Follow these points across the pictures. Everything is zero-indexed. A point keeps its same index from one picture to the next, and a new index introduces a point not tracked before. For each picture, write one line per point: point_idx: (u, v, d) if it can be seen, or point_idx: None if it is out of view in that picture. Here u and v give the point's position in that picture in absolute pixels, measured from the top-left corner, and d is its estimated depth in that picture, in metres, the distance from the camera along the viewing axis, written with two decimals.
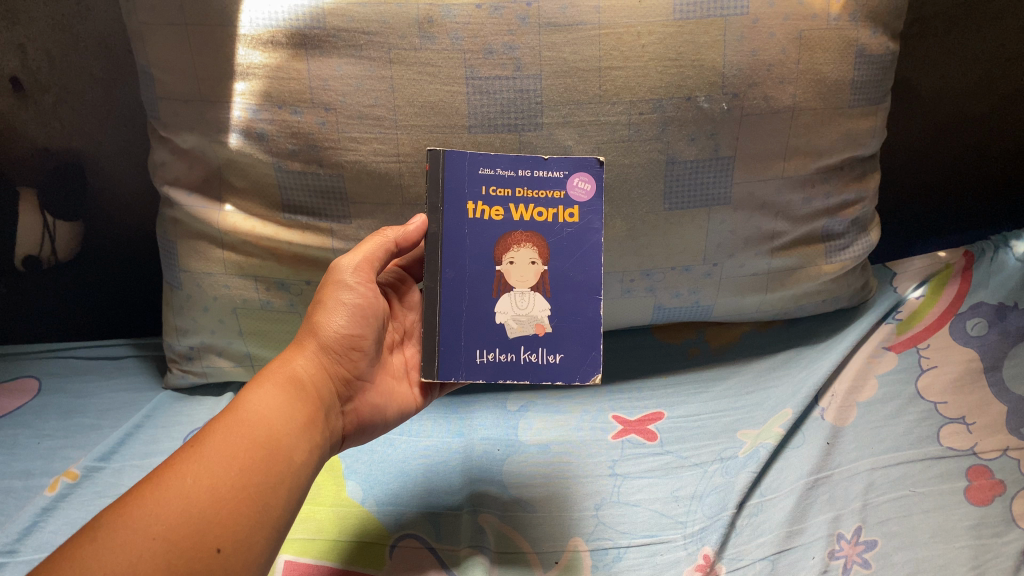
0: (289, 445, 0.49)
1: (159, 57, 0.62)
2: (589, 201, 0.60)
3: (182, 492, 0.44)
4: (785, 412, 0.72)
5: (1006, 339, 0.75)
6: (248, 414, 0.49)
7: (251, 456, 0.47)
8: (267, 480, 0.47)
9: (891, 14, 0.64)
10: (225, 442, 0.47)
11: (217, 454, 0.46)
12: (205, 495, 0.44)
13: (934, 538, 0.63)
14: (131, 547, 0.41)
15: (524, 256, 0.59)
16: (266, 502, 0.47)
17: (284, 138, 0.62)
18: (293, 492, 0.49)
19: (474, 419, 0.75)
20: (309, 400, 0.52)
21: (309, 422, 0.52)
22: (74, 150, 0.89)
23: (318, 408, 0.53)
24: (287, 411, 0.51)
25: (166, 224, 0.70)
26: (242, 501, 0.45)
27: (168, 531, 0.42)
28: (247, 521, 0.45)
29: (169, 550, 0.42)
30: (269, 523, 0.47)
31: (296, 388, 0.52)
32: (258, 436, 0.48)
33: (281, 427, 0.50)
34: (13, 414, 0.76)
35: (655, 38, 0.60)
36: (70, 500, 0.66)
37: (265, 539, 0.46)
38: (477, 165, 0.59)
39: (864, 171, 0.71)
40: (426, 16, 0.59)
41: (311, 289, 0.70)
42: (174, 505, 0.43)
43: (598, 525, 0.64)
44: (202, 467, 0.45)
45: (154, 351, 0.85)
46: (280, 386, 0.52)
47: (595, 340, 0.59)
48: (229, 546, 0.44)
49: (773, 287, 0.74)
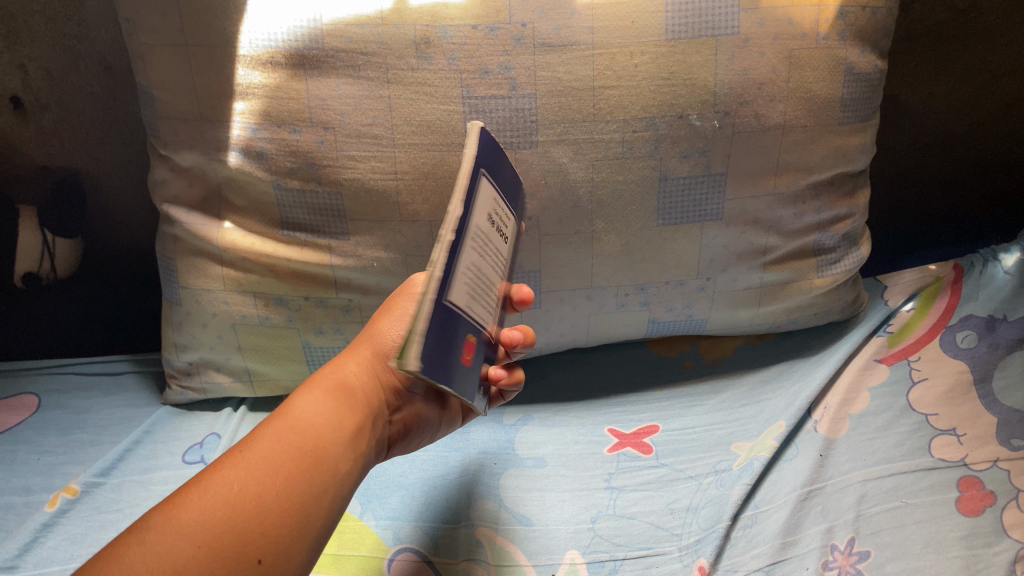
0: (334, 454, 0.49)
1: (161, 77, 0.63)
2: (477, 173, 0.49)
3: (227, 498, 0.44)
4: (779, 424, 0.73)
5: (995, 351, 0.76)
6: (297, 421, 0.49)
7: (296, 464, 0.47)
8: (311, 489, 0.47)
9: (878, 32, 0.65)
10: (272, 450, 0.47)
11: (262, 462, 0.46)
12: (250, 503, 0.44)
13: (927, 549, 0.63)
14: (176, 553, 0.40)
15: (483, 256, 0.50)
16: (309, 512, 0.46)
17: (284, 156, 0.63)
18: (335, 502, 0.48)
19: (471, 433, 0.76)
20: (359, 408, 0.53)
21: (357, 430, 0.52)
22: (75, 167, 0.91)
23: (367, 415, 0.54)
24: (336, 418, 0.51)
25: (167, 241, 0.71)
26: (286, 510, 0.45)
27: (213, 538, 0.42)
28: (290, 532, 0.45)
29: (213, 557, 0.41)
30: (310, 534, 0.46)
31: (349, 396, 0.53)
32: (304, 445, 0.48)
33: (329, 435, 0.50)
34: (13, 430, 0.76)
35: (648, 58, 0.61)
36: (70, 516, 0.66)
37: (305, 551, 0.45)
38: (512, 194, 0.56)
39: (854, 186, 0.72)
40: (423, 36, 0.60)
41: (309, 305, 0.70)
42: (219, 511, 0.43)
43: (594, 538, 0.65)
44: (247, 474, 0.45)
45: (153, 366, 0.86)
46: (334, 393, 0.53)
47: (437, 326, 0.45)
48: (270, 557, 0.43)
49: (766, 300, 0.75)
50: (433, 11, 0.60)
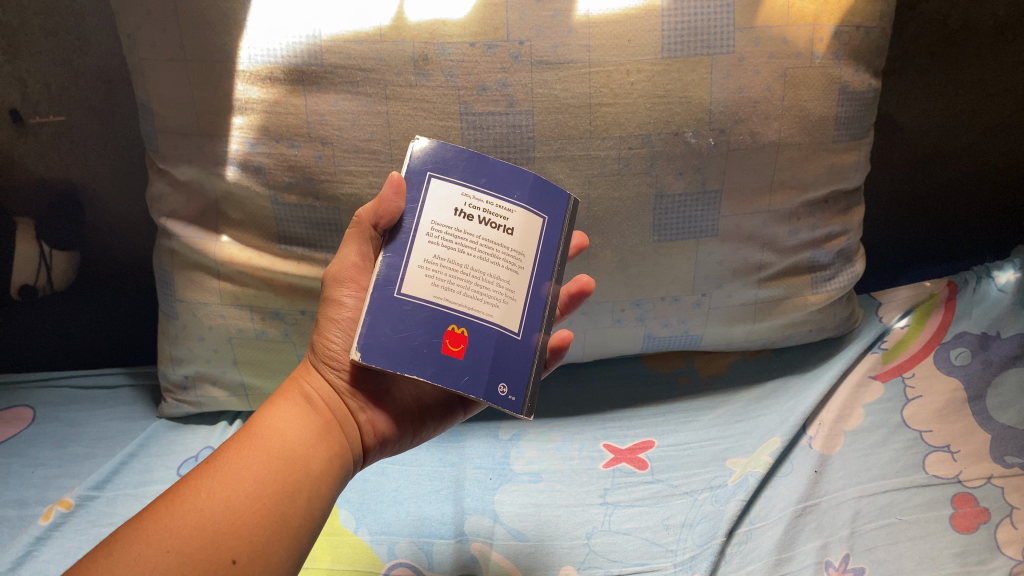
0: (306, 455, 0.49)
1: (160, 92, 0.63)
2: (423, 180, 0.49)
3: (196, 505, 0.44)
4: (774, 440, 0.73)
5: (989, 368, 0.76)
6: (260, 429, 0.49)
7: (267, 466, 0.47)
8: (285, 488, 0.47)
9: (872, 51, 0.66)
10: (239, 455, 0.47)
11: (231, 466, 0.46)
12: (219, 508, 0.45)
13: (921, 566, 0.63)
14: (145, 560, 0.42)
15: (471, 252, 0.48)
16: (283, 511, 0.46)
17: (282, 171, 0.63)
18: (317, 499, 0.48)
19: (467, 447, 0.76)
20: (313, 412, 0.51)
21: (323, 435, 0.50)
22: (74, 182, 0.90)
23: (332, 420, 0.52)
24: (293, 428, 0.50)
25: (163, 254, 0.71)
26: (258, 512, 0.45)
27: (182, 544, 0.43)
28: (265, 532, 0.45)
29: (184, 563, 0.42)
30: (290, 532, 0.46)
31: (308, 404, 0.51)
32: (273, 448, 0.48)
33: (293, 438, 0.49)
34: (7, 442, 0.76)
35: (644, 76, 0.62)
36: (63, 530, 0.66)
37: (286, 549, 0.46)
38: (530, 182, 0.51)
39: (848, 204, 0.73)
40: (421, 53, 0.60)
41: (306, 319, 0.70)
42: (188, 518, 0.44)
43: (589, 554, 0.65)
44: (216, 481, 0.46)
45: (148, 379, 0.86)
46: (294, 402, 0.51)
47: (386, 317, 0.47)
48: (246, 557, 0.44)
49: (761, 316, 0.75)
50: (432, 28, 0.60)
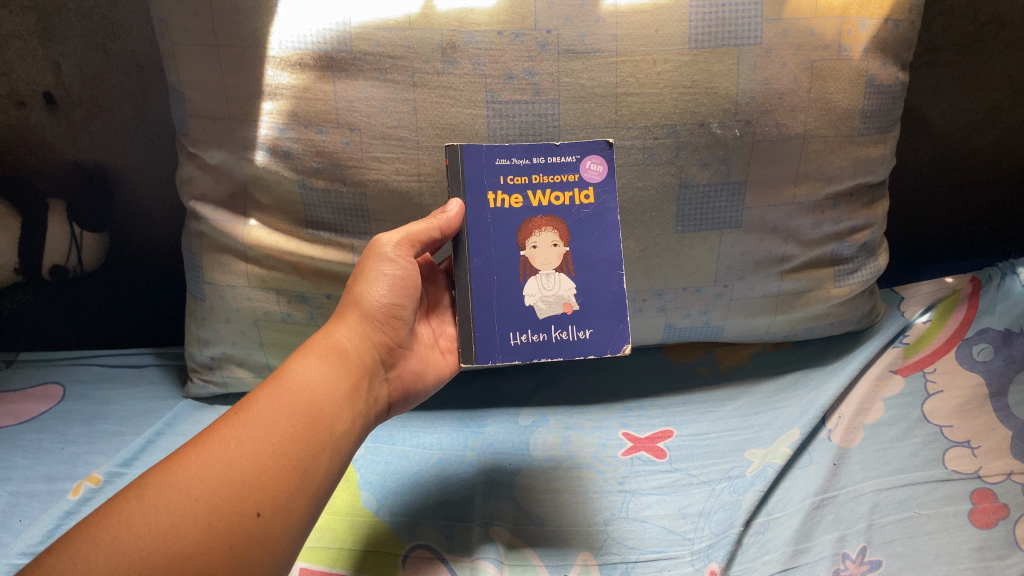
0: (331, 414, 0.50)
1: (191, 76, 0.64)
2: (603, 181, 0.62)
3: (225, 456, 0.45)
4: (793, 432, 0.73)
5: (1011, 365, 0.76)
6: (292, 382, 0.50)
7: (294, 424, 0.48)
8: (310, 446, 0.48)
9: (902, 45, 0.66)
10: (269, 409, 0.48)
11: (260, 421, 0.47)
12: (247, 461, 0.45)
13: (939, 560, 0.64)
14: (174, 506, 0.42)
15: (546, 240, 0.62)
16: (307, 468, 0.47)
17: (310, 156, 0.64)
18: (334, 461, 0.50)
19: (488, 430, 0.77)
20: (354, 369, 0.54)
21: (352, 392, 0.53)
22: (102, 162, 0.92)
23: (360, 377, 0.54)
24: (334, 380, 0.52)
25: (192, 237, 0.72)
26: (283, 469, 0.46)
27: (211, 493, 0.43)
28: (288, 488, 0.46)
29: (211, 511, 0.43)
30: (309, 490, 0.48)
31: (341, 358, 0.54)
32: (301, 405, 0.49)
33: (323, 395, 0.50)
34: (38, 419, 0.78)
35: (670, 66, 0.62)
36: (92, 504, 0.68)
37: (304, 506, 0.47)
38: (494, 157, 0.61)
39: (874, 197, 0.73)
40: (449, 41, 0.61)
41: (331, 302, 0.71)
42: (217, 468, 0.45)
43: (609, 540, 0.66)
44: (244, 434, 0.47)
45: (175, 360, 0.88)
46: (326, 356, 0.53)
47: (621, 312, 0.62)
48: (269, 510, 0.45)
49: (783, 309, 0.75)
50: (460, 16, 0.61)
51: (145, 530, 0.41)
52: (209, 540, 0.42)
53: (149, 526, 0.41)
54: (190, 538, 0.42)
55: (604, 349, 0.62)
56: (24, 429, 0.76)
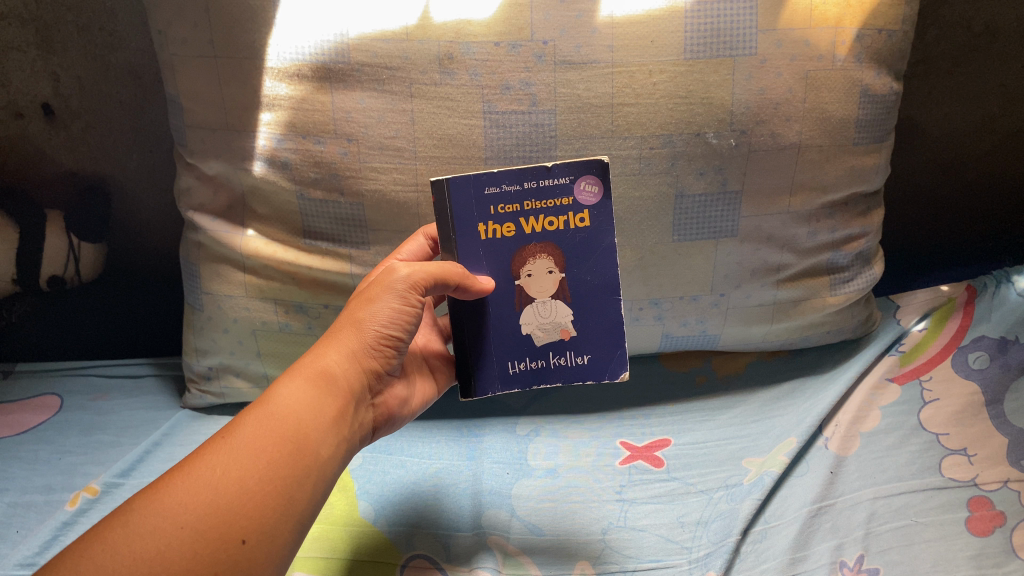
0: (317, 439, 0.50)
1: (190, 88, 0.64)
2: (599, 204, 0.60)
3: (211, 482, 0.45)
4: (790, 440, 0.73)
5: (1007, 373, 0.76)
6: (279, 407, 0.49)
7: (279, 450, 0.48)
8: (295, 473, 0.48)
9: (895, 54, 0.66)
10: (256, 435, 0.48)
11: (246, 446, 0.47)
12: (233, 486, 0.45)
13: (935, 567, 0.63)
14: (161, 534, 0.42)
15: (541, 267, 0.60)
16: (292, 495, 0.47)
17: (307, 167, 0.65)
18: (319, 485, 0.50)
19: (485, 443, 0.77)
20: (344, 397, 0.53)
21: (339, 418, 0.52)
22: (100, 173, 0.93)
23: (348, 404, 0.53)
24: (321, 410, 0.51)
25: (191, 248, 0.72)
26: (269, 495, 0.46)
27: (196, 520, 0.43)
28: (273, 514, 0.46)
29: (197, 538, 0.43)
30: (294, 515, 0.48)
31: (332, 387, 0.52)
32: (287, 430, 0.49)
33: (310, 421, 0.50)
34: (35, 429, 0.78)
35: (666, 77, 0.62)
36: (89, 515, 0.67)
37: (287, 531, 0.47)
38: (482, 185, 0.58)
39: (868, 206, 0.73)
40: (447, 52, 0.61)
41: (329, 312, 0.72)
42: (203, 495, 0.44)
43: (606, 549, 0.66)
44: (231, 459, 0.46)
45: (173, 370, 0.88)
46: (315, 382, 0.51)
47: (620, 338, 0.63)
48: (254, 537, 0.45)
49: (778, 317, 0.76)
50: (457, 27, 0.61)
51: (131, 560, 0.41)
52: (195, 568, 0.42)
53: (135, 556, 0.41)
54: (175, 565, 0.42)
55: (603, 375, 0.63)
56: (22, 440, 0.76)
